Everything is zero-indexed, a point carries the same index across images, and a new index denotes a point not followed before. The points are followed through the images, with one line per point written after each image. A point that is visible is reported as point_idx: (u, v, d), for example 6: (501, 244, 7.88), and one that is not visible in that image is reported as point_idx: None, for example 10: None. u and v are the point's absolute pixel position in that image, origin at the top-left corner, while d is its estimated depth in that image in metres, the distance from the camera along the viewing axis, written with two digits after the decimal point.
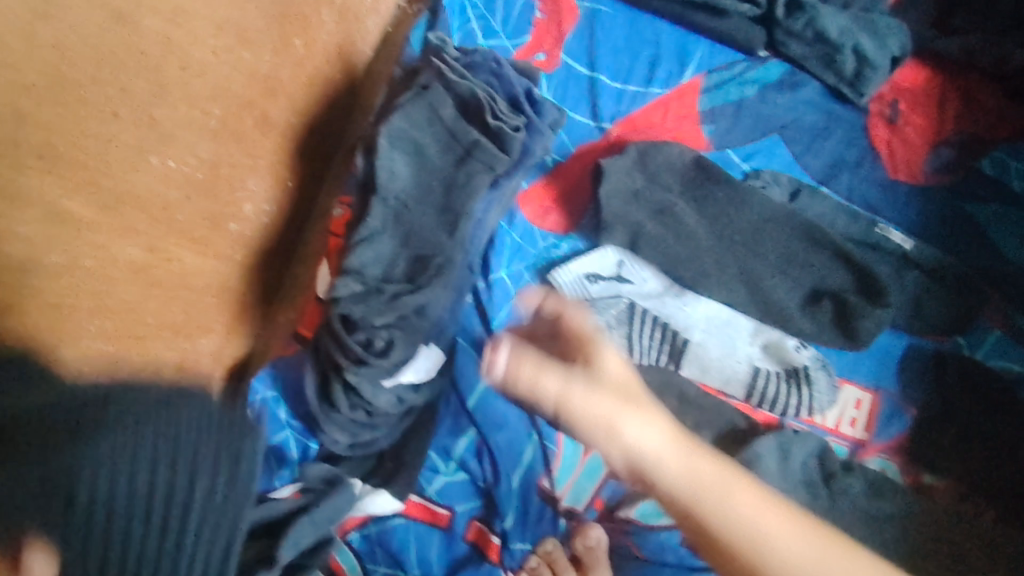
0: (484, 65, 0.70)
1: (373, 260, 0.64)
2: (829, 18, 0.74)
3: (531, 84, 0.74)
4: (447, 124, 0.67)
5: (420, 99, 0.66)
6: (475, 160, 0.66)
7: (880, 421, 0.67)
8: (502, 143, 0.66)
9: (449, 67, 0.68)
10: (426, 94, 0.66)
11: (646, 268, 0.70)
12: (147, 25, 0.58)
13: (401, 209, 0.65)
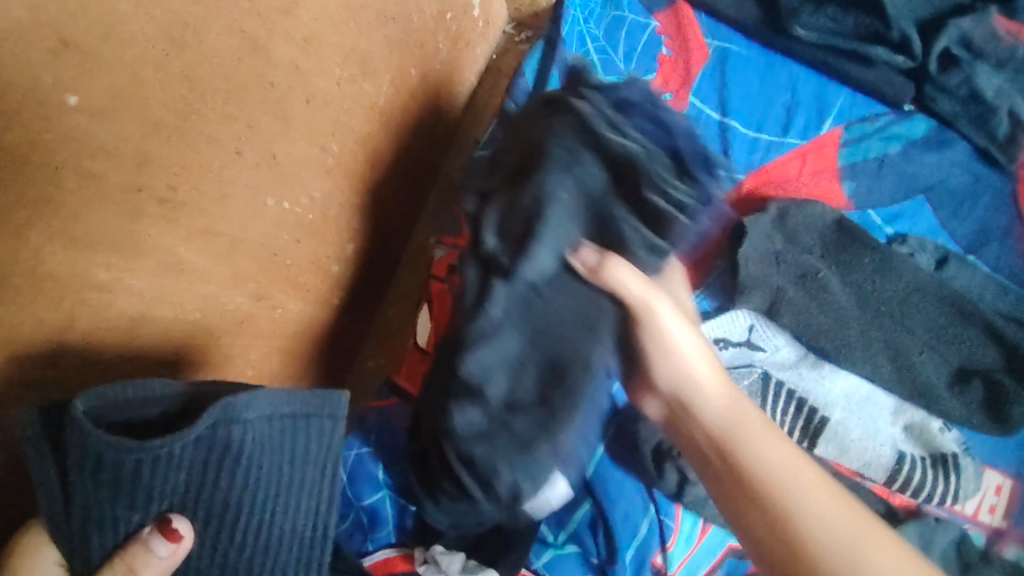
0: (646, 107, 0.54)
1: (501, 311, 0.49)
2: (985, 77, 0.70)
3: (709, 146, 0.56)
4: (599, 204, 0.51)
5: (569, 176, 0.50)
6: (642, 266, 0.50)
7: (1020, 511, 0.60)
8: (658, 245, 0.50)
9: (610, 116, 0.52)
10: (556, 156, 0.50)
11: (780, 335, 0.66)
12: (280, 56, 0.53)
13: (511, 302, 0.49)
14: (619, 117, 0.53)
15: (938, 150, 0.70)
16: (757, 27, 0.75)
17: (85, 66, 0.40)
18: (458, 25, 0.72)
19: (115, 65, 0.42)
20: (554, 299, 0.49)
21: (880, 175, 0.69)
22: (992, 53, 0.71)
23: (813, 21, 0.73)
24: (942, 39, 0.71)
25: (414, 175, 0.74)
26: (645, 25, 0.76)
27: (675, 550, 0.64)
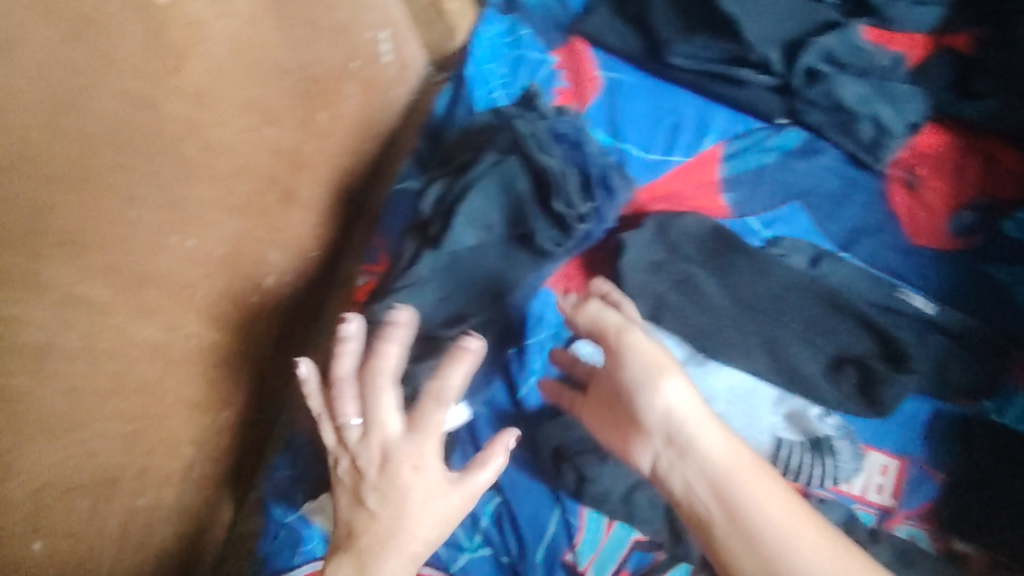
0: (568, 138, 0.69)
1: (487, 209, 0.65)
2: (846, 87, 0.74)
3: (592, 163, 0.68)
4: (505, 199, 0.66)
5: (494, 171, 0.65)
6: (500, 171, 0.65)
7: (908, 489, 0.68)
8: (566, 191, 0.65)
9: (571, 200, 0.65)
10: (499, 168, 0.65)
11: (667, 338, 0.71)
12: (170, 110, 0.59)
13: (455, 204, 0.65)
14: (543, 143, 0.67)
15: (811, 161, 0.75)
16: (642, 56, 0.80)
17: None
18: (370, 71, 0.78)
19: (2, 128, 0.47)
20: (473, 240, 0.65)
21: (756, 190, 0.75)
22: (855, 64, 0.75)
23: (685, 49, 0.77)
24: (806, 56, 0.74)
25: (337, 212, 0.80)
26: (544, 60, 0.81)
27: (581, 546, 0.71)
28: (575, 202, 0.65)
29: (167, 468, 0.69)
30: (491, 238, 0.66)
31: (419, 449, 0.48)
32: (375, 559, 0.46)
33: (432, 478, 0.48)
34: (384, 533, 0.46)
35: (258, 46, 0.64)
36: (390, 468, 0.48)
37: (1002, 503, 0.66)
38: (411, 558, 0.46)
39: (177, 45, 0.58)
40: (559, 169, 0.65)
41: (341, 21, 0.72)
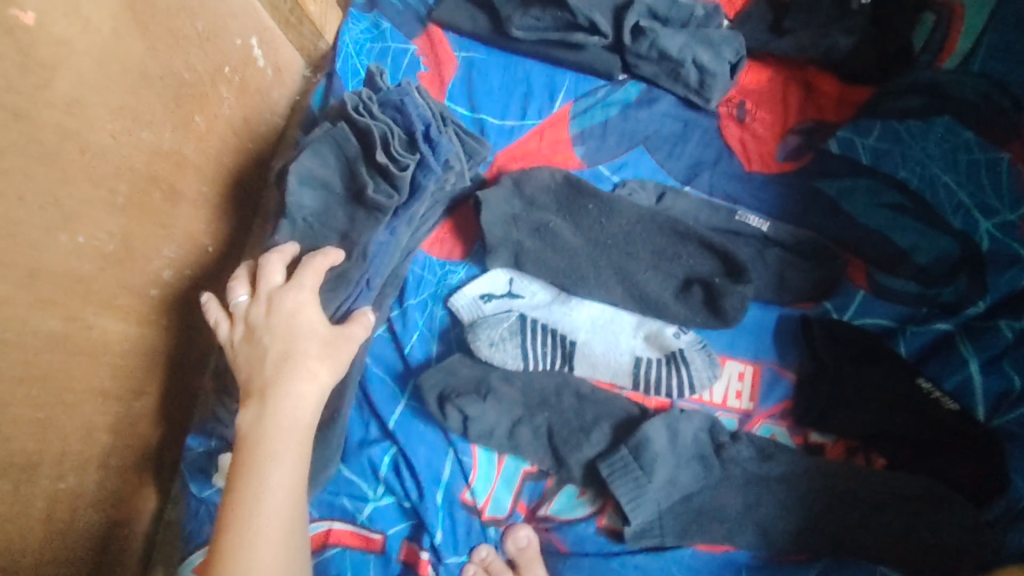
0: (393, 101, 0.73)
1: (321, 169, 0.71)
2: (667, 38, 0.81)
3: (419, 121, 0.72)
4: (341, 163, 0.71)
5: (328, 136, 0.71)
6: (336, 136, 0.71)
7: (763, 390, 0.75)
8: (391, 154, 0.70)
9: (398, 162, 0.70)
10: (332, 132, 0.71)
11: (534, 283, 0.80)
12: (45, 118, 0.64)
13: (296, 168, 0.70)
14: (371, 105, 0.72)
15: (649, 109, 0.83)
16: (490, 34, 0.87)
17: None
18: (241, 75, 0.86)
19: None
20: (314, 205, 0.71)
21: (603, 141, 0.83)
22: (676, 17, 0.82)
23: (525, 22, 0.84)
24: (629, 15, 0.81)
25: (226, 207, 0.88)
26: (406, 49, 0.89)
27: (477, 481, 0.76)
28: (397, 155, 0.70)
29: (84, 454, 0.75)
30: (329, 197, 0.71)
31: (299, 286, 0.65)
32: (280, 373, 0.61)
33: (309, 313, 0.65)
34: (283, 354, 0.62)
35: (125, 55, 0.71)
36: (271, 402, 0.60)
37: (856, 395, 0.72)
38: (309, 372, 0.62)
39: (47, 61, 0.63)
40: (380, 128, 0.70)
41: (206, 30, 0.80)
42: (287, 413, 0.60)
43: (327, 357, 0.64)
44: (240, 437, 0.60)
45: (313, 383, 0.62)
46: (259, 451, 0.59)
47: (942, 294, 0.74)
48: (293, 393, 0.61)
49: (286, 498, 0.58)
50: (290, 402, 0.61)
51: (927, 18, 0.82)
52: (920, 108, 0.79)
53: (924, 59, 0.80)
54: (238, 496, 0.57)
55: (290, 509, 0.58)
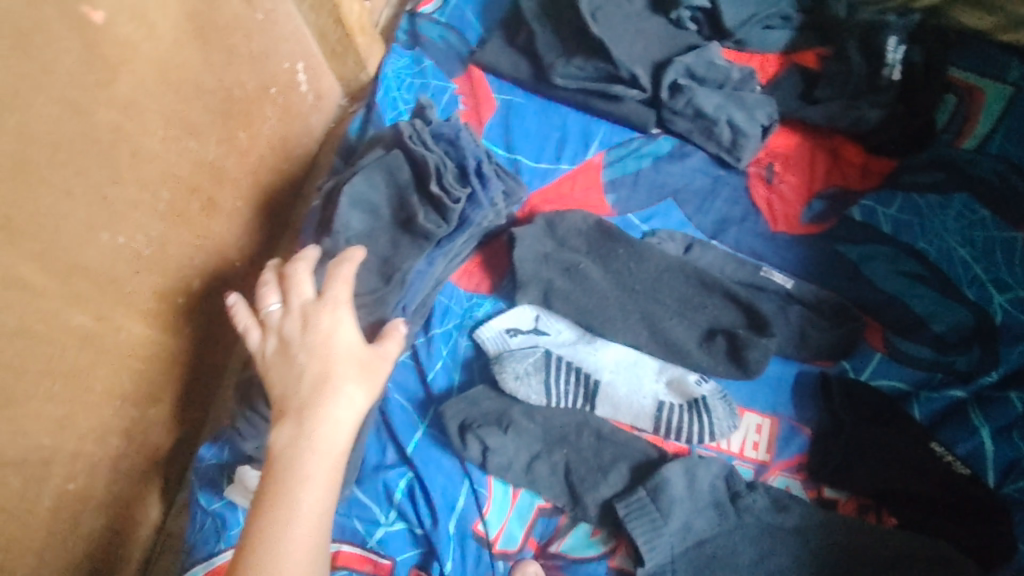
0: (446, 136, 0.77)
1: (372, 193, 0.74)
2: (704, 97, 0.85)
3: (472, 158, 0.76)
4: (392, 190, 0.75)
5: (381, 163, 0.75)
6: (389, 163, 0.75)
7: (780, 443, 0.76)
8: (443, 185, 0.74)
9: (450, 193, 0.73)
10: (386, 159, 0.75)
11: (560, 321, 0.80)
12: (102, 118, 0.65)
13: (349, 190, 0.73)
14: (426, 137, 0.76)
15: (682, 163, 0.86)
16: (531, 79, 0.90)
17: None
18: (286, 97, 0.88)
19: None
20: (360, 227, 0.74)
21: (636, 190, 0.85)
22: (713, 78, 0.87)
23: (567, 71, 0.88)
24: (669, 72, 0.86)
25: (259, 224, 0.88)
26: (445, 87, 0.92)
27: (490, 512, 0.76)
28: (449, 187, 0.73)
29: (96, 456, 0.74)
30: (377, 221, 0.75)
31: (334, 303, 0.66)
32: (316, 396, 0.61)
33: (344, 333, 0.64)
34: (319, 376, 0.62)
35: (182, 66, 0.72)
36: (306, 425, 0.60)
37: (870, 455, 0.73)
38: (345, 396, 0.61)
39: (110, 61, 0.64)
40: (435, 159, 0.74)
41: (259, 50, 0.81)
42: (321, 436, 0.60)
43: (361, 379, 0.63)
44: (271, 458, 0.59)
45: (348, 407, 0.61)
46: (290, 474, 0.58)
47: (956, 361, 0.76)
48: (327, 416, 0.60)
49: (314, 523, 0.57)
50: (325, 425, 0.60)
51: (950, 99, 0.87)
52: (939, 184, 0.83)
53: (945, 137, 0.86)
54: (267, 519, 0.56)
55: (317, 536, 0.57)
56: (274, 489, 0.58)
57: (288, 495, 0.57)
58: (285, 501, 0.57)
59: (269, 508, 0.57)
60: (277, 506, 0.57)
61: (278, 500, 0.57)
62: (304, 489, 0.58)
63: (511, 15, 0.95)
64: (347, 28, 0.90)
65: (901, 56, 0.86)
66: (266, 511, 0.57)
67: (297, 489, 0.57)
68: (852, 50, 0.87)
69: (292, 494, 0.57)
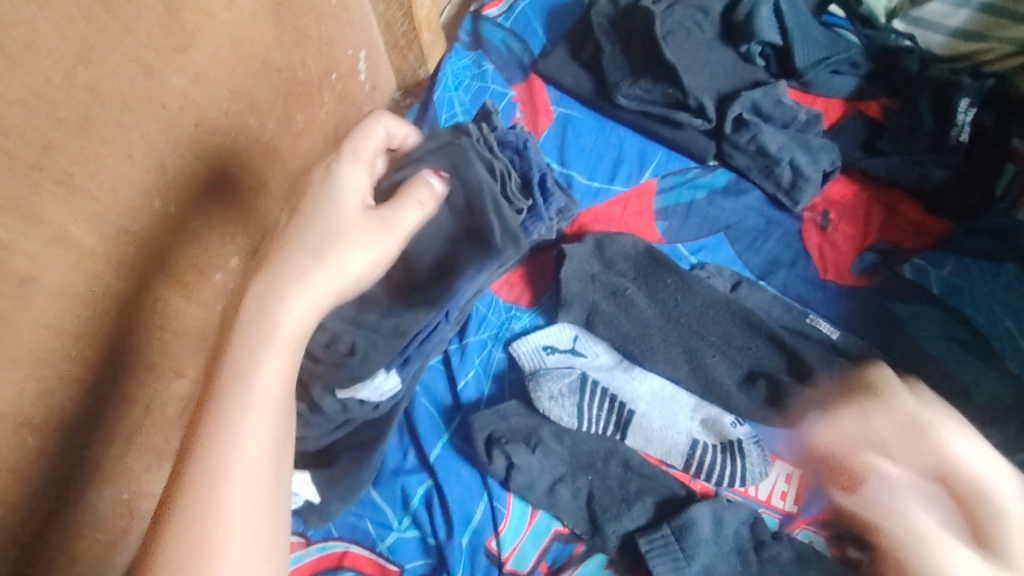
0: (512, 144, 0.76)
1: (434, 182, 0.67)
2: (768, 135, 0.85)
3: (537, 171, 0.76)
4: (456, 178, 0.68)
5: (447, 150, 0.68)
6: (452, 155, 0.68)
7: (809, 496, 0.74)
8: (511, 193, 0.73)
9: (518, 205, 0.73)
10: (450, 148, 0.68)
11: (598, 344, 0.79)
12: (172, 83, 0.63)
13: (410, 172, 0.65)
14: (493, 142, 0.74)
15: (738, 198, 0.86)
16: (591, 94, 0.90)
17: (7, 66, 0.48)
18: (345, 83, 0.88)
19: (32, 67, 0.50)
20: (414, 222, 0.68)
21: (687, 222, 0.84)
22: (777, 117, 0.87)
23: (632, 92, 0.88)
24: (735, 106, 0.86)
25: None
26: (504, 93, 0.91)
27: (506, 530, 0.72)
28: (513, 197, 0.73)
29: (114, 426, 0.72)
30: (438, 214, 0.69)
31: (354, 155, 0.59)
32: (312, 222, 0.53)
33: (355, 181, 0.57)
34: (328, 222, 0.54)
35: (254, 40, 0.71)
36: (289, 253, 0.52)
37: None
38: (354, 239, 0.53)
39: (188, 27, 0.63)
40: (503, 167, 0.73)
41: (328, 33, 0.81)
42: (324, 259, 0.52)
43: (382, 235, 0.56)
44: (236, 310, 0.51)
45: (355, 249, 0.53)
46: (258, 296, 0.49)
47: (995, 436, 0.72)
48: (302, 265, 0.51)
49: (276, 388, 0.47)
50: (333, 251, 0.52)
51: (1008, 168, 0.84)
52: (990, 251, 0.80)
53: (1001, 206, 0.83)
54: (226, 366, 0.47)
55: (281, 399, 0.48)
56: (245, 322, 0.48)
57: (259, 330, 0.48)
58: (248, 333, 0.49)
59: (235, 348, 0.48)
60: (248, 337, 0.48)
61: (245, 335, 0.48)
62: (282, 314, 0.49)
63: (577, 29, 0.95)
64: (414, 21, 0.90)
65: (972, 118, 0.85)
66: (233, 350, 0.48)
67: (263, 328, 0.49)
68: (922, 106, 0.88)
69: (257, 334, 0.48)
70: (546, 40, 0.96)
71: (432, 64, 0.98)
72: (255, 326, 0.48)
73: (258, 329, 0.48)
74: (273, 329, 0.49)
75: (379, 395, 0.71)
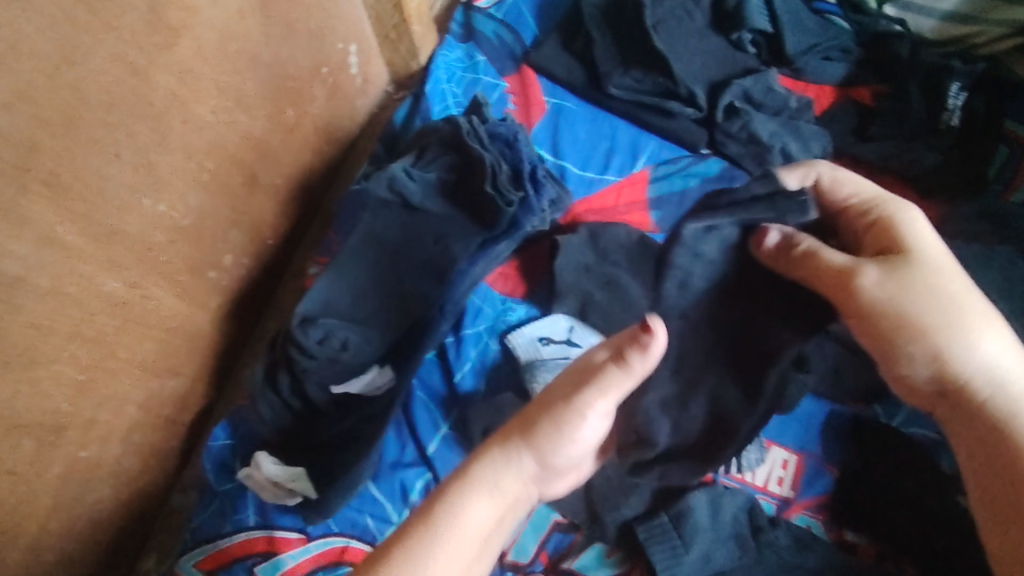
0: (503, 136, 0.77)
1: (411, 186, 0.74)
2: (760, 122, 0.85)
3: (529, 162, 0.76)
4: (424, 186, 0.75)
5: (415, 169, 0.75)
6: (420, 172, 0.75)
7: (805, 481, 0.75)
8: (495, 187, 0.73)
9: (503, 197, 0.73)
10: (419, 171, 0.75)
11: (593, 334, 0.78)
12: (159, 81, 0.63)
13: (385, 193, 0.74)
14: (482, 136, 0.76)
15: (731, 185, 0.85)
16: (583, 84, 0.90)
17: None
18: (336, 78, 0.87)
19: (16, 68, 0.50)
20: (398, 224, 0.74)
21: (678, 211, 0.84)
22: (769, 104, 0.87)
23: (623, 81, 0.88)
24: (726, 94, 0.87)
25: (295, 203, 0.88)
26: (496, 85, 0.91)
27: None
28: (504, 189, 0.73)
29: (111, 426, 0.72)
30: (419, 214, 0.75)
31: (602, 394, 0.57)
32: (550, 436, 0.56)
33: (588, 432, 0.58)
34: (527, 424, 0.57)
35: (242, 36, 0.71)
36: (546, 447, 0.56)
37: (892, 500, 0.71)
38: (549, 444, 0.56)
39: (174, 24, 0.62)
40: (492, 159, 0.74)
41: (318, 28, 0.81)
42: (512, 452, 0.56)
43: (543, 448, 0.56)
44: (466, 459, 0.56)
45: (558, 446, 0.56)
46: (479, 470, 0.55)
47: None
48: (515, 452, 0.56)
49: (472, 543, 0.52)
50: (545, 438, 0.56)
51: (1001, 151, 0.85)
52: (985, 233, 0.80)
53: (994, 189, 0.83)
54: (439, 507, 0.52)
55: (478, 547, 0.53)
56: (473, 479, 0.54)
57: (466, 488, 0.53)
58: (453, 497, 0.53)
59: (444, 506, 0.52)
60: (456, 496, 0.53)
61: (457, 489, 0.53)
62: (479, 499, 0.53)
63: (568, 19, 0.95)
64: (404, 14, 0.90)
65: (962, 102, 0.86)
66: (441, 504, 0.52)
67: (475, 491, 0.53)
68: (912, 92, 0.87)
69: (474, 490, 0.53)
70: (537, 30, 0.96)
71: (423, 56, 0.98)
72: (468, 486, 0.53)
73: (477, 505, 0.53)
74: (468, 509, 0.52)
75: (373, 388, 0.72)
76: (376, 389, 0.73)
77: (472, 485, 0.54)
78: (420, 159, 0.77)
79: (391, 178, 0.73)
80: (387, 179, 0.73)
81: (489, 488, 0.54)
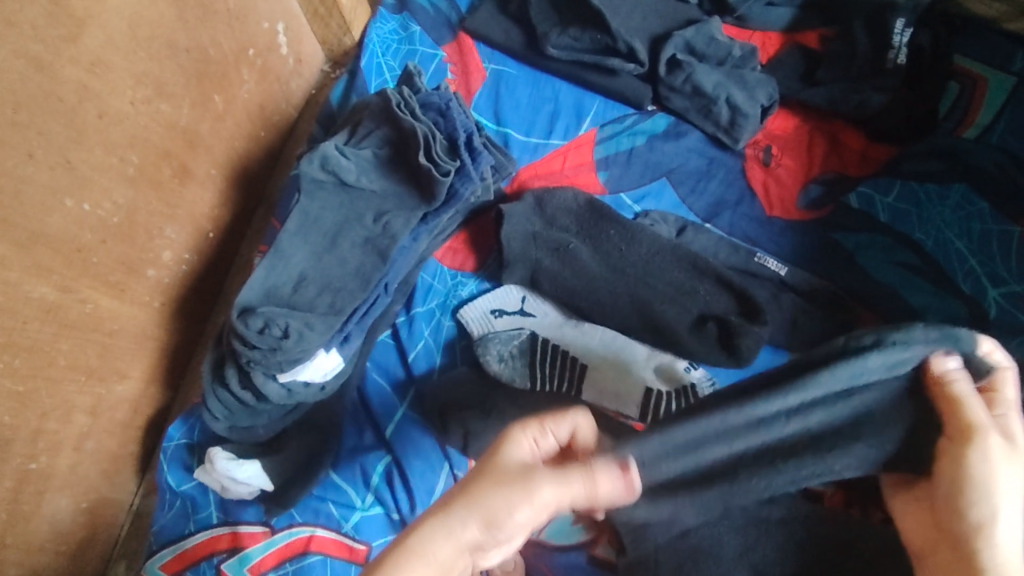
0: (436, 107, 0.75)
1: (344, 163, 0.72)
2: (703, 74, 0.83)
3: (467, 131, 0.75)
4: (358, 163, 0.73)
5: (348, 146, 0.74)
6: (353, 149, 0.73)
7: None
8: (429, 158, 0.71)
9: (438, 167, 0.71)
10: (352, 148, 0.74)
11: (547, 303, 0.77)
12: (68, 75, 0.60)
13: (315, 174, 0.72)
14: (414, 107, 0.74)
15: (678, 140, 0.84)
16: (521, 48, 0.88)
17: None
18: (265, 59, 0.85)
19: None
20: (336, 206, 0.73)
21: (627, 171, 0.82)
22: (712, 55, 0.85)
23: (562, 41, 0.86)
24: (668, 47, 0.85)
25: (235, 192, 0.86)
26: (434, 54, 0.89)
27: None
28: (439, 159, 0.71)
29: (59, 435, 0.70)
30: (355, 193, 0.73)
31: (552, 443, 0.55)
32: (517, 472, 0.50)
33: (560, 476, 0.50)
34: (508, 464, 0.51)
35: (155, 21, 0.68)
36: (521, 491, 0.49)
37: None
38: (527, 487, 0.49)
39: (78, 14, 0.60)
40: (425, 130, 0.72)
41: (238, 8, 0.78)
42: (491, 498, 0.49)
43: (526, 492, 0.49)
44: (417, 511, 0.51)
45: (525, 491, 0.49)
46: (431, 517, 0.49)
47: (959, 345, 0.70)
48: (461, 517, 0.49)
49: None
50: (502, 493, 0.49)
51: (952, 87, 0.84)
52: (937, 172, 0.80)
53: (946, 126, 0.82)
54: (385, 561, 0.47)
55: None
56: (430, 531, 0.49)
57: (420, 538, 0.48)
58: (405, 546, 0.48)
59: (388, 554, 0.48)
60: (405, 549, 0.48)
61: (404, 540, 0.49)
62: (438, 539, 0.48)
63: None
64: None
65: (908, 38, 0.84)
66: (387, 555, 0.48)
67: (429, 540, 0.48)
68: (857, 30, 0.86)
69: (431, 534, 0.48)
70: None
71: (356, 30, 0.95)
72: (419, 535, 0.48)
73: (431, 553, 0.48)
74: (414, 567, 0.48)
75: (324, 376, 0.71)
76: (325, 378, 0.71)
77: (424, 533, 0.49)
78: (354, 134, 0.76)
79: (322, 155, 0.72)
80: (319, 156, 0.72)
81: (440, 541, 0.48)
